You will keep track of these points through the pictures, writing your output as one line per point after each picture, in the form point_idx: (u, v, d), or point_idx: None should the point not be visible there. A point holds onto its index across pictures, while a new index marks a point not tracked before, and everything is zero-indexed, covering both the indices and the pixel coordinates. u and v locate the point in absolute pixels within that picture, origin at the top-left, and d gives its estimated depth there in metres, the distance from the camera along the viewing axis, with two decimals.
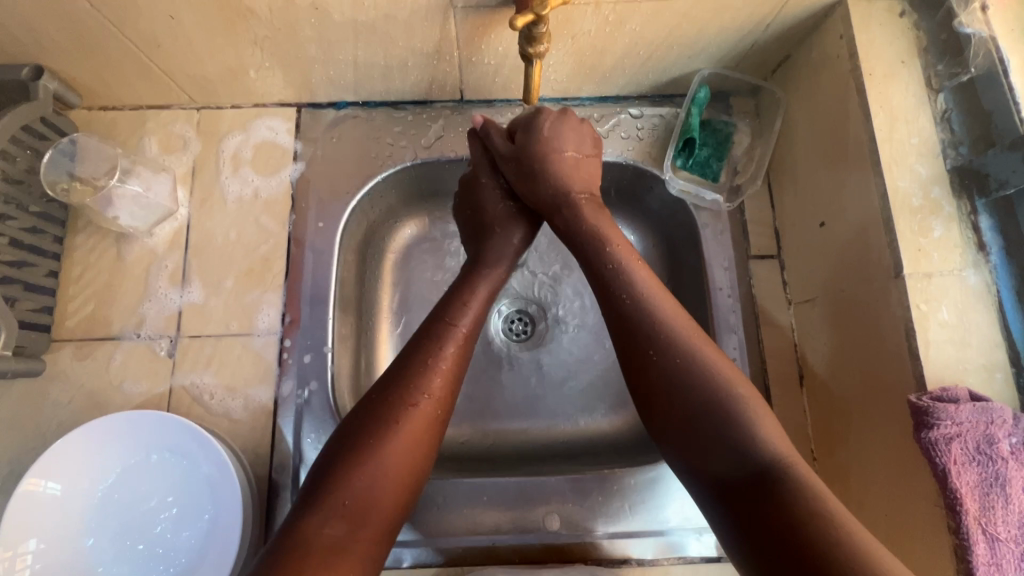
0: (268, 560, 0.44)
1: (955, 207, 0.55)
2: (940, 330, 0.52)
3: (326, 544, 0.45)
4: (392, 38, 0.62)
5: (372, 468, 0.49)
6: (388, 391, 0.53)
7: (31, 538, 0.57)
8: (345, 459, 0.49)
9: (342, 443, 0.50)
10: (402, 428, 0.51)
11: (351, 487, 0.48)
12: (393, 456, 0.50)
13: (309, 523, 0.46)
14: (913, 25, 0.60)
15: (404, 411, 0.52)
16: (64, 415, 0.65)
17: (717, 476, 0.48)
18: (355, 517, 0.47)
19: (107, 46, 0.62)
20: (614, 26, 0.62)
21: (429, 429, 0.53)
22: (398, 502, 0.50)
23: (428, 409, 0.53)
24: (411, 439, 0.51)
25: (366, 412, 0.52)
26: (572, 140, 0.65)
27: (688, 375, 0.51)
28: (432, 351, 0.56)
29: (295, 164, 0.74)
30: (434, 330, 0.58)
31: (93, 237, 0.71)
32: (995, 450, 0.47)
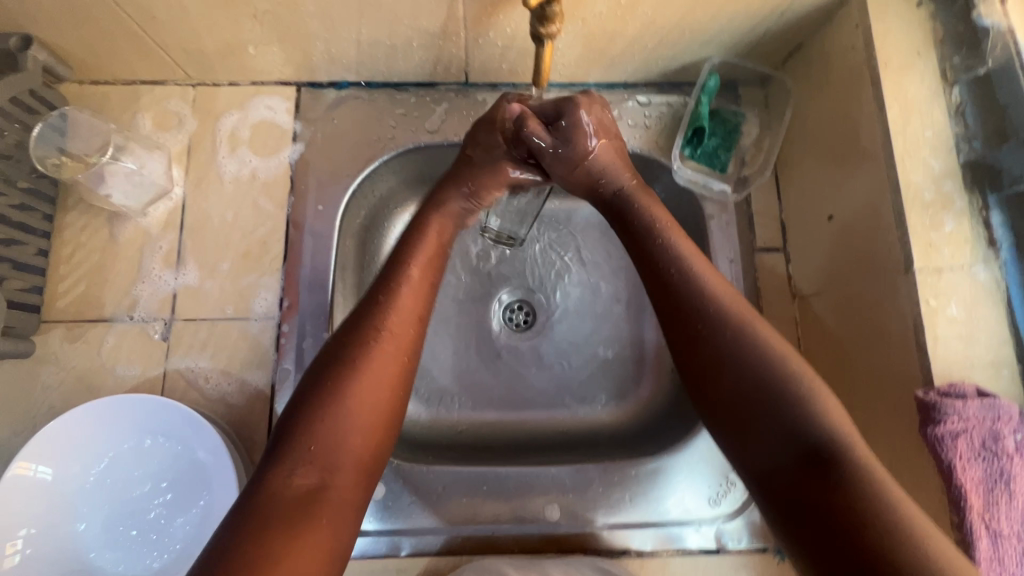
0: (233, 519, 0.40)
1: (967, 203, 0.55)
2: (949, 326, 0.52)
3: (295, 496, 0.41)
4: (397, 16, 0.60)
5: (336, 411, 0.45)
6: (344, 336, 0.50)
7: (21, 524, 0.56)
8: (306, 406, 0.45)
9: (301, 391, 0.47)
10: (364, 368, 0.48)
11: (316, 434, 0.44)
12: (358, 398, 0.46)
13: (275, 476, 0.42)
14: (930, 15, 0.59)
15: (364, 351, 0.49)
16: (55, 398, 0.64)
17: (767, 459, 0.42)
18: (323, 462, 0.43)
19: (99, 16, 0.59)
20: (627, 9, 0.60)
21: (393, 370, 0.49)
22: (371, 450, 0.46)
23: (392, 351, 0.50)
24: (376, 383, 0.48)
25: (325, 359, 0.49)
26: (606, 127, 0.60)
27: (739, 351, 0.46)
28: (391, 293, 0.53)
29: (294, 144, 0.72)
30: (394, 273, 0.55)
31: (85, 216, 0.69)
32: (1000, 446, 0.47)
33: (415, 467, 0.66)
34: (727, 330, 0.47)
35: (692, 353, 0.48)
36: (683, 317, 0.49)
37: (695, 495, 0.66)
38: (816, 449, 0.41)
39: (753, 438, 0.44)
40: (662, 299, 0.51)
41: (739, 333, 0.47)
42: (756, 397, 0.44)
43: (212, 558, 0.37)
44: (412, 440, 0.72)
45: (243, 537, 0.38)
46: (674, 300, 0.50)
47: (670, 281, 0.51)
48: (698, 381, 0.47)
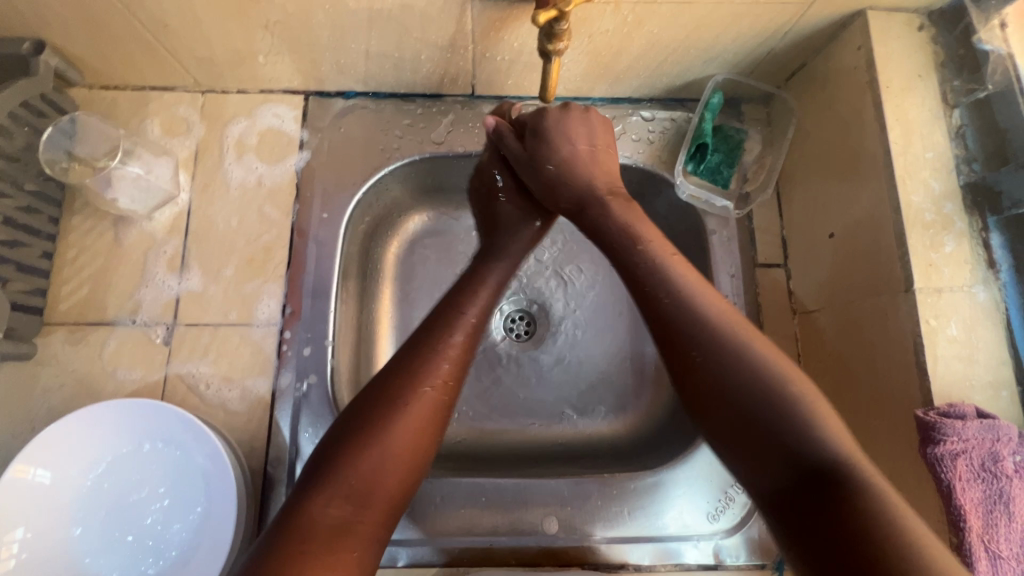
0: (268, 540, 0.41)
1: (967, 224, 0.56)
2: (949, 346, 0.53)
3: (327, 527, 0.42)
4: (406, 29, 0.61)
5: (375, 449, 0.46)
6: (390, 372, 0.51)
7: (18, 526, 0.56)
8: (347, 441, 0.46)
9: (344, 424, 0.48)
10: (405, 407, 0.48)
11: (355, 467, 0.45)
12: (399, 436, 0.47)
13: (311, 504, 0.43)
14: (932, 39, 0.60)
15: (406, 389, 0.49)
16: (54, 401, 0.64)
17: (778, 486, 0.42)
18: (358, 498, 0.44)
19: (113, 23, 0.60)
20: (633, 27, 0.61)
21: (434, 409, 0.50)
22: (402, 489, 0.47)
23: (435, 389, 0.50)
24: (415, 421, 0.48)
25: (370, 395, 0.49)
26: (579, 144, 0.62)
27: (741, 375, 0.45)
28: (435, 332, 0.54)
29: (300, 152, 0.73)
30: (444, 312, 0.56)
31: (90, 219, 0.69)
32: (999, 468, 0.47)
33: None
34: (723, 352, 0.47)
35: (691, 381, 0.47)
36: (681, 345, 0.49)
37: (694, 510, 0.66)
38: (821, 471, 0.40)
39: (761, 462, 0.43)
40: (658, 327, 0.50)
41: (738, 358, 0.46)
42: (759, 421, 0.44)
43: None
44: None
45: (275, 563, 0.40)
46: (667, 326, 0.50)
47: (660, 306, 0.51)
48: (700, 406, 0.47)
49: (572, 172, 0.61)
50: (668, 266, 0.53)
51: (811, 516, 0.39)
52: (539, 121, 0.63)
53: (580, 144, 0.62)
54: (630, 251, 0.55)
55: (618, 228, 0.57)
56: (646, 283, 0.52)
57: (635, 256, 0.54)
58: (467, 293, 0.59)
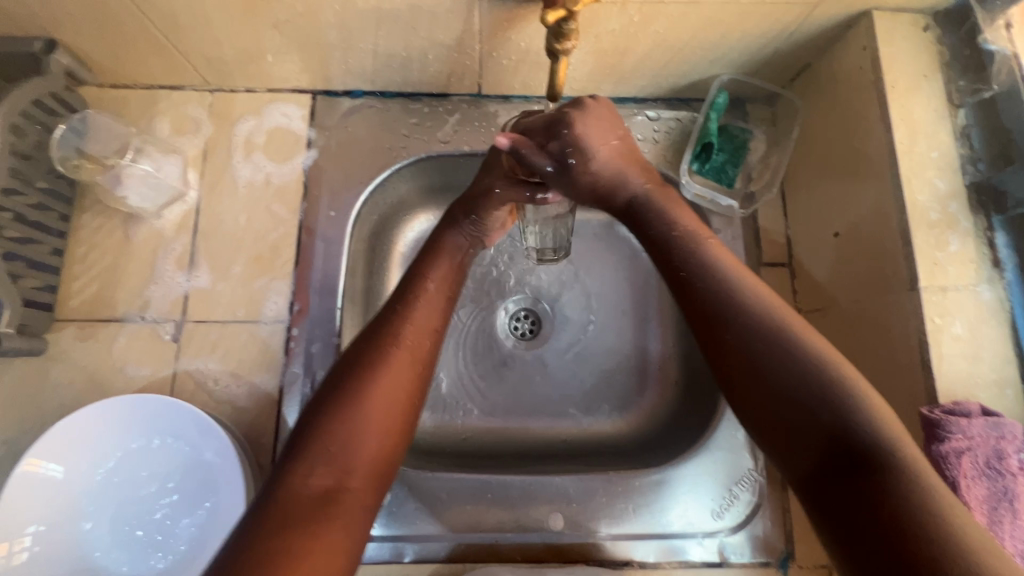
0: (253, 515, 0.41)
1: (972, 223, 0.56)
2: (953, 344, 0.53)
3: (311, 497, 0.42)
4: (414, 28, 0.62)
5: (352, 417, 0.46)
6: (360, 343, 0.51)
7: (30, 521, 0.56)
8: (324, 412, 0.46)
9: (318, 396, 0.48)
10: (378, 376, 0.48)
11: (334, 437, 0.45)
12: (375, 404, 0.47)
13: (293, 476, 0.43)
14: (937, 40, 0.61)
15: (380, 358, 0.49)
16: (64, 396, 0.64)
17: (815, 465, 0.40)
18: (340, 466, 0.44)
19: (124, 22, 0.60)
20: (639, 27, 0.61)
21: (409, 377, 0.50)
22: (384, 456, 0.47)
23: (408, 357, 0.51)
24: (390, 389, 0.48)
25: (342, 366, 0.49)
26: (608, 146, 0.55)
27: (781, 354, 0.44)
28: (406, 303, 0.54)
29: (308, 151, 0.73)
30: (412, 284, 0.56)
31: (100, 217, 0.70)
32: (1003, 465, 0.48)
33: (420, 473, 0.66)
34: (762, 331, 0.45)
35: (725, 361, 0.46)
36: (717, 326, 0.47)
37: (699, 508, 0.66)
38: (862, 454, 0.39)
39: (799, 443, 0.41)
40: (692, 308, 0.49)
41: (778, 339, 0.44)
42: (796, 398, 0.42)
43: (231, 558, 0.38)
44: (416, 447, 0.72)
45: (261, 535, 0.40)
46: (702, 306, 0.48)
47: (694, 288, 0.49)
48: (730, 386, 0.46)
49: (600, 182, 0.56)
50: (705, 248, 0.51)
51: (850, 498, 0.38)
52: (563, 123, 0.54)
53: (611, 143, 0.56)
54: (666, 238, 0.53)
55: (656, 218, 0.54)
56: (682, 266, 0.51)
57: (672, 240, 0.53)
58: (442, 268, 0.59)
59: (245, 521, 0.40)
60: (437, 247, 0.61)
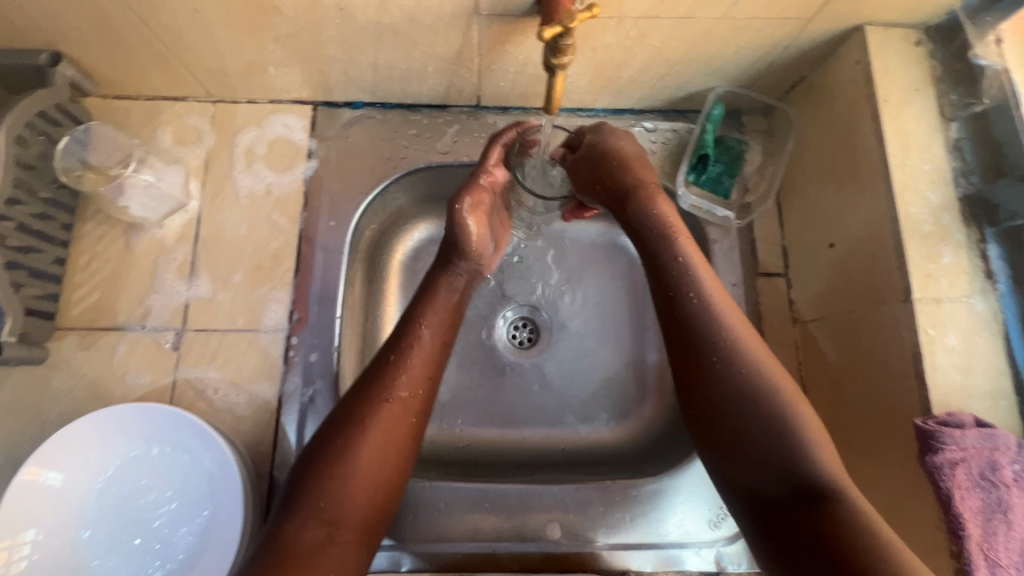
0: (252, 560, 0.45)
1: (965, 235, 0.57)
2: (947, 355, 0.53)
3: (304, 548, 0.46)
4: (414, 42, 0.62)
5: (344, 473, 0.49)
6: (356, 395, 0.53)
7: (30, 528, 0.57)
8: (319, 465, 0.49)
9: (313, 448, 0.51)
10: (369, 429, 0.51)
11: (326, 490, 0.48)
12: (366, 460, 0.50)
13: (289, 525, 0.47)
14: (929, 54, 0.62)
15: (372, 413, 0.52)
16: (64, 405, 0.65)
17: (762, 487, 0.48)
18: (330, 519, 0.47)
19: (127, 34, 0.61)
20: (635, 41, 0.62)
21: (399, 429, 0.52)
22: (374, 508, 0.50)
23: (400, 409, 0.53)
24: (381, 442, 0.51)
25: (336, 418, 0.52)
26: (629, 145, 0.64)
27: (750, 384, 0.50)
28: (400, 353, 0.56)
29: (309, 161, 0.74)
30: (406, 331, 0.58)
31: (102, 226, 0.70)
32: (997, 476, 0.48)
33: (417, 482, 0.66)
34: (736, 363, 0.51)
35: (700, 386, 0.51)
36: (698, 355, 0.52)
37: (695, 518, 0.66)
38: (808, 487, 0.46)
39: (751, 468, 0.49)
40: (676, 331, 0.54)
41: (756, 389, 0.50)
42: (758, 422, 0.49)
43: None
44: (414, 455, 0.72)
45: None
46: (688, 337, 0.53)
47: (687, 312, 0.53)
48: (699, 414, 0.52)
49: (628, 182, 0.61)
50: (694, 274, 0.55)
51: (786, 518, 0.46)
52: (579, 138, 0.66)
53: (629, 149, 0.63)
54: (666, 258, 0.56)
55: (660, 237, 0.58)
56: (672, 284, 0.55)
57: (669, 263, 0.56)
58: (437, 315, 0.60)
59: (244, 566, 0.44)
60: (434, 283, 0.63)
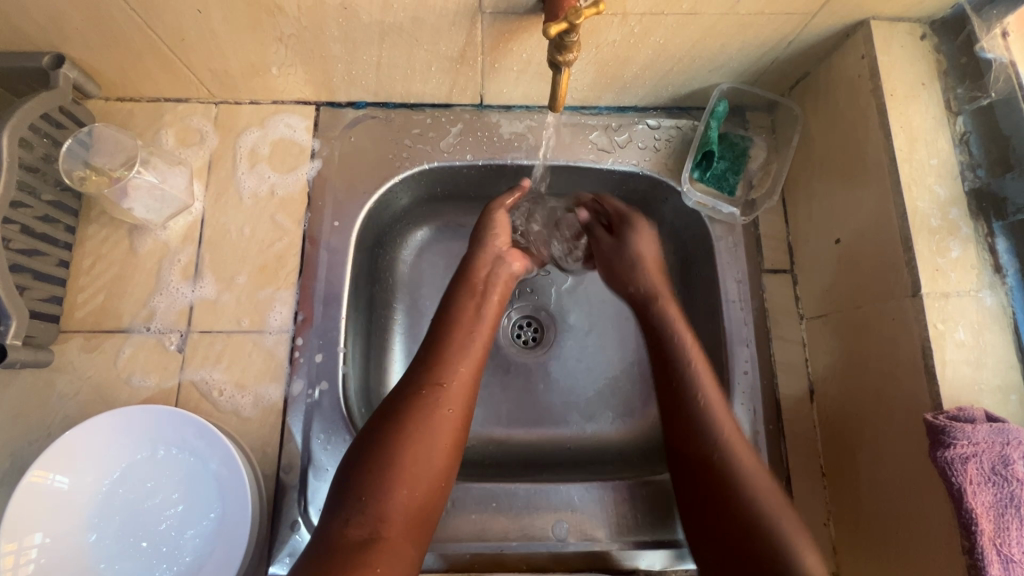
0: (304, 558, 0.48)
1: (973, 229, 0.56)
2: (957, 350, 0.53)
3: (353, 543, 0.48)
4: (418, 40, 0.62)
5: (390, 469, 0.52)
6: (396, 394, 0.57)
7: (36, 531, 0.56)
8: (363, 463, 0.52)
9: (357, 448, 0.54)
10: (410, 423, 0.54)
11: (372, 486, 0.51)
12: (410, 453, 0.53)
13: (338, 522, 0.49)
14: (934, 48, 0.62)
15: (412, 407, 0.55)
16: (69, 408, 0.64)
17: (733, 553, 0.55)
18: (376, 515, 0.50)
19: (130, 35, 0.61)
20: (640, 37, 0.62)
21: (442, 422, 0.56)
22: (418, 503, 0.52)
23: (439, 403, 0.57)
24: (423, 437, 0.54)
25: (378, 417, 0.56)
26: (649, 252, 0.74)
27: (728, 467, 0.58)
28: (433, 353, 0.60)
29: (312, 162, 0.74)
30: (440, 333, 0.62)
31: (106, 228, 0.70)
32: (1010, 471, 0.47)
33: None
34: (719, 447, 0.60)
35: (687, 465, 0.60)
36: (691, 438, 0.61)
37: None
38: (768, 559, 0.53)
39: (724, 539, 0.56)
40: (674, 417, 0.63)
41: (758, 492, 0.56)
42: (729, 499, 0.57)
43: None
44: None
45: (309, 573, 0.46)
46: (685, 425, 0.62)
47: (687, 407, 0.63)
48: (702, 501, 0.58)
49: (645, 288, 0.72)
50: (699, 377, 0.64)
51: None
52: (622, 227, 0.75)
53: (650, 258, 0.74)
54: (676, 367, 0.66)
55: (674, 346, 0.67)
56: (680, 383, 0.64)
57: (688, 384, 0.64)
58: (469, 307, 0.65)
59: (298, 564, 0.47)
60: (466, 279, 0.67)
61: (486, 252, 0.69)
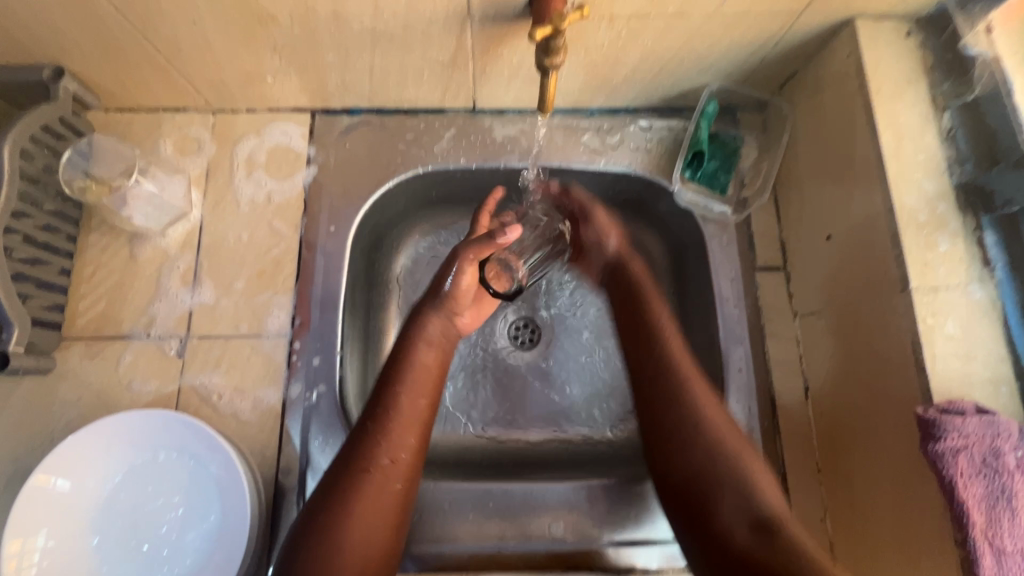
0: None
1: (961, 224, 0.57)
2: (946, 343, 0.53)
3: None
4: (409, 47, 0.63)
5: (333, 553, 0.49)
6: (336, 471, 0.54)
7: (39, 535, 0.57)
8: (306, 548, 0.49)
9: (298, 530, 0.51)
10: (355, 502, 0.52)
11: (315, 574, 0.48)
12: (353, 536, 0.51)
13: None
14: (920, 45, 0.62)
15: (356, 487, 0.53)
16: (72, 413, 0.65)
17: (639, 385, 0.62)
18: None
19: (128, 48, 0.62)
20: (628, 40, 0.63)
21: (387, 496, 0.54)
22: None
23: (382, 479, 0.54)
24: (367, 517, 0.52)
25: (320, 492, 0.53)
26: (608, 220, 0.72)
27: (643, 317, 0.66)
28: (379, 421, 0.57)
29: (308, 168, 0.75)
30: (384, 399, 0.58)
31: (107, 236, 0.71)
32: (1001, 463, 0.48)
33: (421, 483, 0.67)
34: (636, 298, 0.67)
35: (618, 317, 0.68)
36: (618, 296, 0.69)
37: None
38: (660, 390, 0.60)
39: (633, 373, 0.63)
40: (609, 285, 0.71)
41: (727, 444, 0.55)
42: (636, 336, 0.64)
43: None
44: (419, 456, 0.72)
45: None
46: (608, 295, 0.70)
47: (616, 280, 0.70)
48: (665, 471, 0.57)
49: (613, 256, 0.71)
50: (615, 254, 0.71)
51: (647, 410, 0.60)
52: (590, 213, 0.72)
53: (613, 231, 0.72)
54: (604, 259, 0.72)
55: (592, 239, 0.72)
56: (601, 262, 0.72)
57: (667, 353, 0.62)
58: (415, 378, 0.60)
59: None
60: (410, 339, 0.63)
61: (444, 314, 0.65)
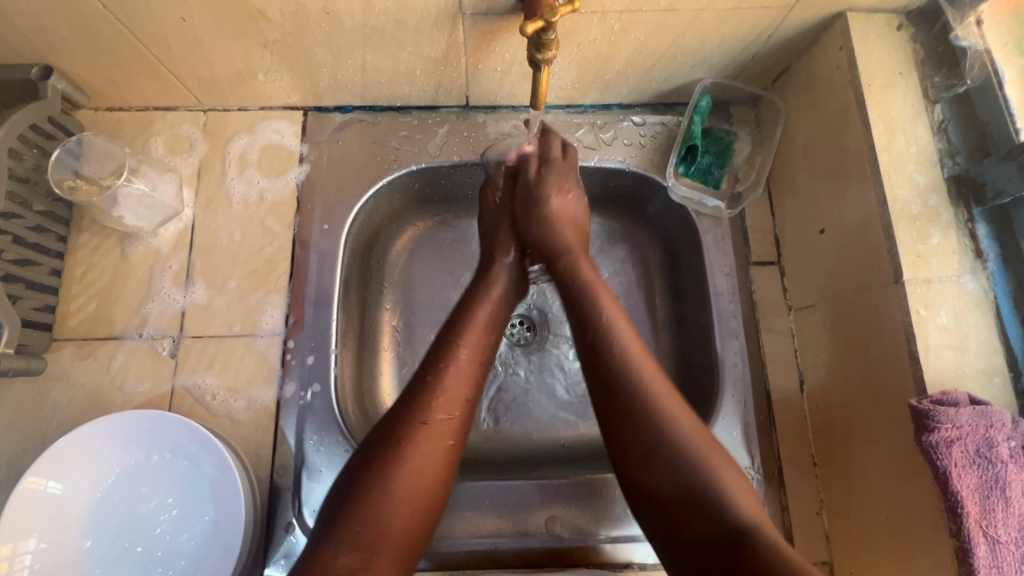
0: None
1: (953, 215, 0.57)
2: (940, 335, 0.54)
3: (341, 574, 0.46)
4: (401, 43, 0.63)
5: (381, 498, 0.49)
6: (392, 418, 0.54)
7: (31, 538, 0.56)
8: (356, 490, 0.50)
9: (347, 475, 0.51)
10: (405, 450, 0.52)
11: (361, 516, 0.48)
12: (401, 483, 0.50)
13: (323, 554, 0.47)
14: (911, 38, 0.62)
15: (408, 435, 0.52)
16: (64, 415, 0.65)
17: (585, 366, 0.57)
18: (366, 548, 0.47)
19: (117, 46, 0.62)
20: (620, 35, 0.63)
21: (440, 446, 0.53)
22: (410, 534, 0.50)
23: (437, 430, 0.54)
24: (420, 465, 0.52)
25: (374, 437, 0.53)
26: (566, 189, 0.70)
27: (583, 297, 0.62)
28: (438, 374, 0.57)
29: (300, 166, 0.75)
30: (443, 353, 0.59)
31: (98, 236, 0.71)
32: (994, 453, 0.48)
33: None
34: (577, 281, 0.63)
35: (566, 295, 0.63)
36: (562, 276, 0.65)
37: None
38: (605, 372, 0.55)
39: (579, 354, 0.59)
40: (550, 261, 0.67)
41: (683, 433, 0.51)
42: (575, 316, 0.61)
43: None
44: None
45: None
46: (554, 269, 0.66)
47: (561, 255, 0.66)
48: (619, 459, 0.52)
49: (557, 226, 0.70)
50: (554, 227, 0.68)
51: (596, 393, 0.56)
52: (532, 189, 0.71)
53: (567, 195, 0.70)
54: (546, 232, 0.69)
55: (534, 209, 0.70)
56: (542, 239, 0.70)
57: (611, 332, 0.58)
58: (473, 334, 0.62)
59: None
60: (475, 297, 0.65)
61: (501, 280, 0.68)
